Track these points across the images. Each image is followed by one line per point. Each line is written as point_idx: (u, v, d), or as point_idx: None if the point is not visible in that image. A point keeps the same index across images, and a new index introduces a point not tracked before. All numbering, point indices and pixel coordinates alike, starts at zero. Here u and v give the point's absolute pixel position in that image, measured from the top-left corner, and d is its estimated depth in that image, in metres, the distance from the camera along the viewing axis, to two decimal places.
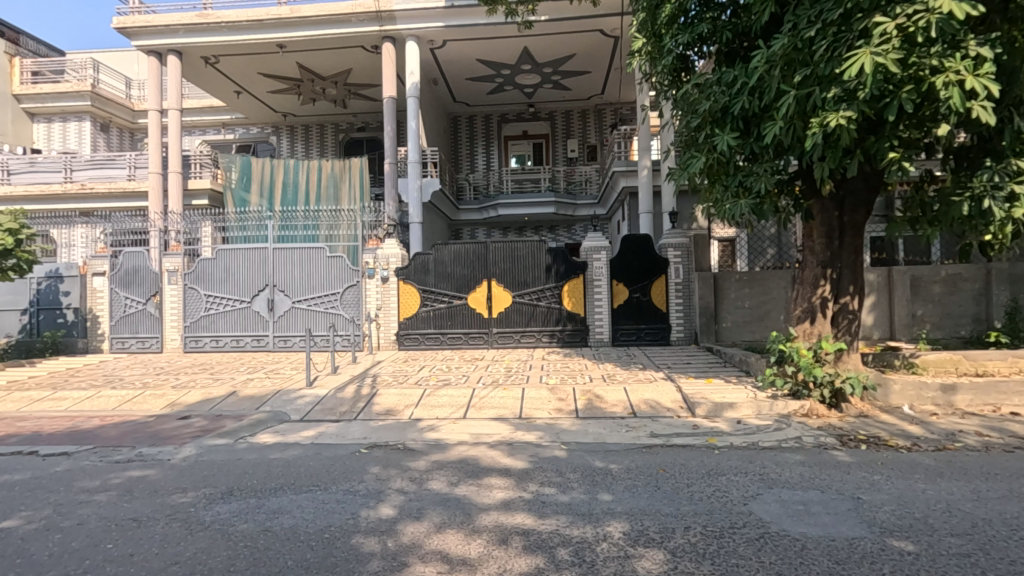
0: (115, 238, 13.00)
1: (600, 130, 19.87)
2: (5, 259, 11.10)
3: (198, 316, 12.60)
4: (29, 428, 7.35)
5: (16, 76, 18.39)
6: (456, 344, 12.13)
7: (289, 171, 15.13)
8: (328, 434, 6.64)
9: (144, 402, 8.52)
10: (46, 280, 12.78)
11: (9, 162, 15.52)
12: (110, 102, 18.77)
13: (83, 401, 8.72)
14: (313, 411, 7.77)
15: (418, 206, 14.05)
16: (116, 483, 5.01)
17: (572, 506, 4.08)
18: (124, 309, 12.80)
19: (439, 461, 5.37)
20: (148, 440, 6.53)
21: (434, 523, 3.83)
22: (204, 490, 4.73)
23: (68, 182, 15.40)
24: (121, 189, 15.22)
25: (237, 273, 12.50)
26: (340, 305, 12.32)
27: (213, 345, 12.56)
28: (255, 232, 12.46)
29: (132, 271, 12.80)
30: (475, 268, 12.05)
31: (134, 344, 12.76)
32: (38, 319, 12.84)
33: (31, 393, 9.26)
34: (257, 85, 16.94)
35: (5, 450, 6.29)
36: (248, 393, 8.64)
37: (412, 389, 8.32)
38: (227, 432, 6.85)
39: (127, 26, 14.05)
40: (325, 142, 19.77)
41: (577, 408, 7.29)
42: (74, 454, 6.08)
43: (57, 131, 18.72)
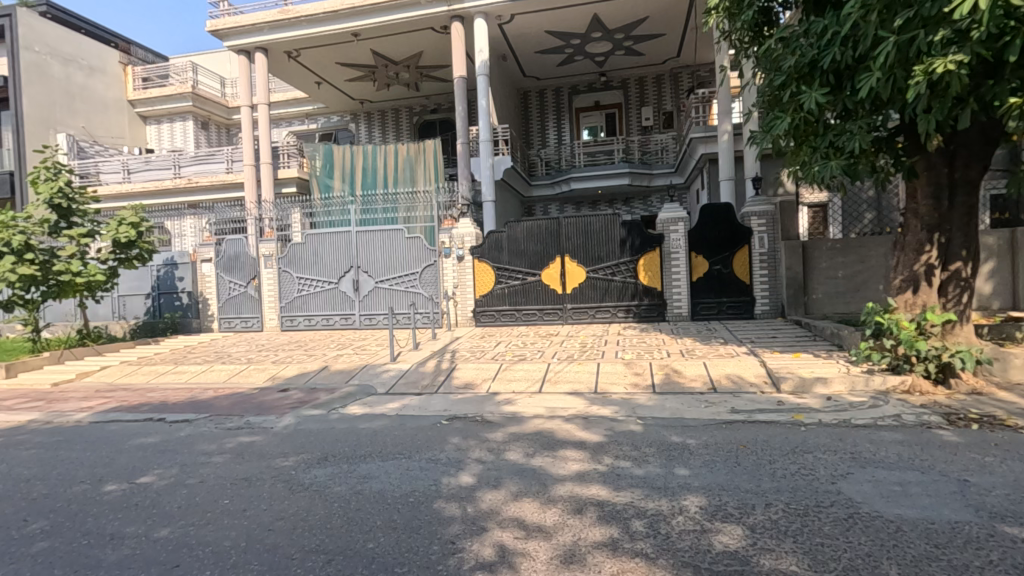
0: (218, 227, 14.22)
1: (676, 95, 18.99)
2: (130, 249, 12.46)
3: (293, 297, 13.56)
4: (156, 399, 8.30)
5: (130, 83, 20.52)
6: (531, 320, 12.24)
7: (368, 156, 15.72)
8: (411, 406, 7.00)
9: (249, 376, 9.38)
10: (164, 267, 14.29)
11: (129, 162, 17.26)
12: (209, 101, 20.25)
13: (199, 375, 9.73)
14: (397, 384, 8.21)
15: (490, 183, 14.17)
16: (229, 447, 5.59)
17: (648, 479, 4.07)
18: (229, 292, 14.01)
19: (516, 433, 5.52)
20: (253, 410, 7.20)
21: (511, 491, 3.98)
22: (303, 455, 5.18)
23: (178, 178, 16.93)
24: (221, 182, 16.53)
25: (326, 257, 13.30)
26: (419, 284, 12.82)
27: (306, 324, 13.49)
28: (340, 216, 13.15)
29: (233, 257, 13.95)
30: (548, 244, 12.05)
31: (239, 323, 13.96)
32: (159, 303, 14.39)
33: (157, 368, 10.45)
34: (335, 74, 17.62)
35: (140, 417, 7.18)
36: (338, 368, 9.26)
37: (488, 364, 8.56)
38: (320, 403, 7.40)
39: (219, 28, 15.06)
40: (401, 126, 20.38)
41: (654, 383, 7.20)
42: (194, 421, 6.84)
43: (166, 130, 20.46)
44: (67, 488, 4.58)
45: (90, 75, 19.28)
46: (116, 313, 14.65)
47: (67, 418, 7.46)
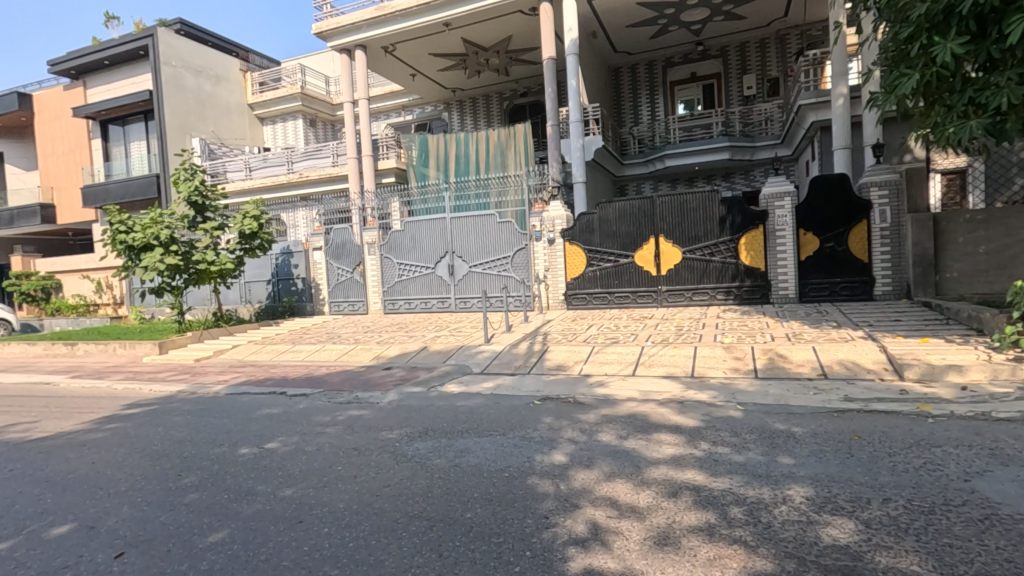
0: (327, 218, 15.33)
1: (783, 60, 17.53)
2: (253, 240, 13.81)
3: (394, 282, 14.34)
4: (278, 374, 9.22)
5: (249, 88, 22.54)
6: (624, 303, 12.02)
7: (460, 144, 16.11)
8: (505, 386, 7.20)
9: (356, 355, 10.12)
10: (282, 256, 15.68)
11: (250, 161, 19.01)
12: (315, 99, 21.81)
13: (314, 354, 10.65)
14: (491, 364, 8.48)
15: (581, 165, 13.99)
16: (341, 419, 6.10)
17: (748, 466, 3.91)
18: (338, 277, 15.09)
19: (609, 415, 5.50)
20: (361, 387, 7.78)
21: (604, 471, 3.99)
22: (405, 428, 5.53)
23: (291, 173, 18.39)
24: (328, 176, 17.75)
25: (423, 243, 13.91)
26: (511, 268, 13.05)
27: (406, 307, 14.22)
28: (435, 203, 13.69)
29: (340, 245, 14.99)
30: (641, 225, 11.74)
31: (346, 307, 15.01)
32: (278, 288, 15.82)
33: (278, 346, 11.57)
34: (429, 65, 18.16)
35: (266, 390, 8.03)
36: (436, 349, 9.72)
37: (580, 347, 8.57)
38: (420, 381, 7.83)
39: (323, 31, 16.05)
40: (491, 112, 20.65)
41: (756, 368, 6.84)
42: (310, 395, 7.52)
43: (280, 130, 22.29)
44: (210, 449, 5.26)
45: (216, 83, 21.40)
46: (243, 298, 16.32)
47: (207, 390, 8.50)
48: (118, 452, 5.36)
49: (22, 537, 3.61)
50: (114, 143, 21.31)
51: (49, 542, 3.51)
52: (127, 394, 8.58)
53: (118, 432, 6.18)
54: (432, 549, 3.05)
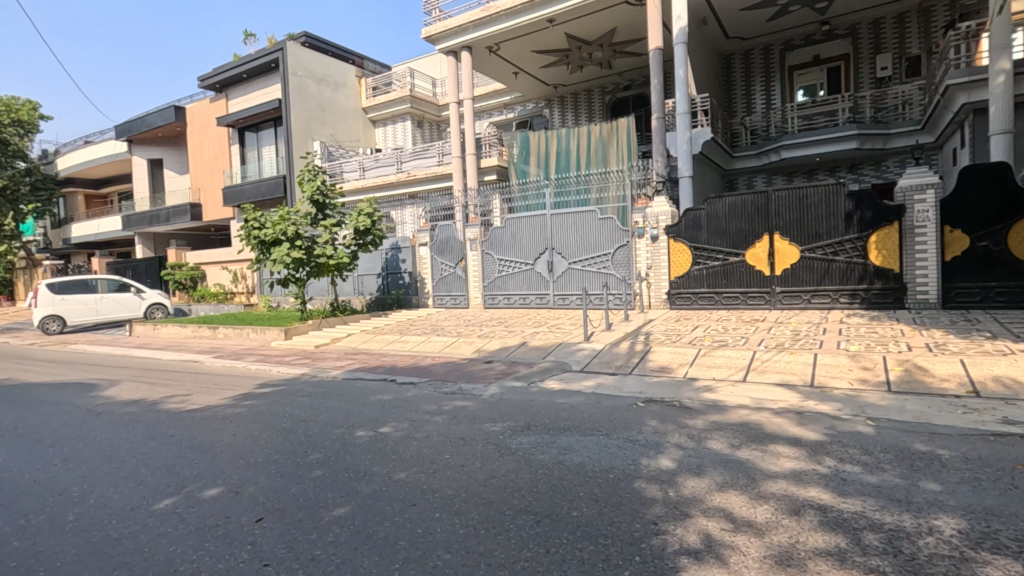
0: (432, 215, 15.99)
1: (927, 34, 15.57)
2: (367, 236, 14.76)
3: (494, 278, 14.66)
4: (388, 363, 9.79)
5: (363, 93, 24.07)
6: (733, 304, 11.37)
7: (561, 140, 16.06)
8: (607, 385, 7.11)
9: (459, 347, 10.49)
10: (391, 251, 16.61)
11: (364, 162, 20.30)
12: (422, 101, 22.79)
13: (420, 344, 11.19)
14: (591, 363, 8.40)
15: (688, 158, 13.41)
16: (447, 409, 6.35)
17: (884, 489, 3.54)
18: (441, 272, 15.70)
19: (719, 422, 5.24)
20: (465, 378, 8.06)
21: (715, 481, 3.81)
22: (508, 422, 5.64)
23: (400, 172, 19.37)
24: (434, 174, 18.49)
25: (523, 239, 14.07)
26: (612, 265, 12.86)
27: (506, 302, 14.48)
28: (535, 199, 13.88)
29: (445, 241, 15.57)
30: (754, 221, 11.05)
31: (449, 300, 15.57)
32: (387, 281, 16.76)
33: (388, 336, 12.30)
34: (532, 62, 18.29)
35: (378, 377, 8.57)
36: (535, 344, 9.82)
37: (685, 348, 8.25)
38: (521, 376, 7.95)
39: (432, 34, 16.74)
40: (593, 107, 20.40)
41: (889, 380, 6.18)
42: (417, 384, 7.92)
43: (390, 132, 23.60)
44: (332, 429, 5.70)
45: (335, 90, 23.09)
46: (356, 290, 17.44)
47: (326, 374, 9.23)
48: (255, 426, 5.98)
49: (182, 495, 4.14)
50: (249, 148, 23.71)
51: (203, 502, 4.00)
52: (260, 375, 9.53)
53: (254, 408, 6.89)
54: (539, 544, 3.08)
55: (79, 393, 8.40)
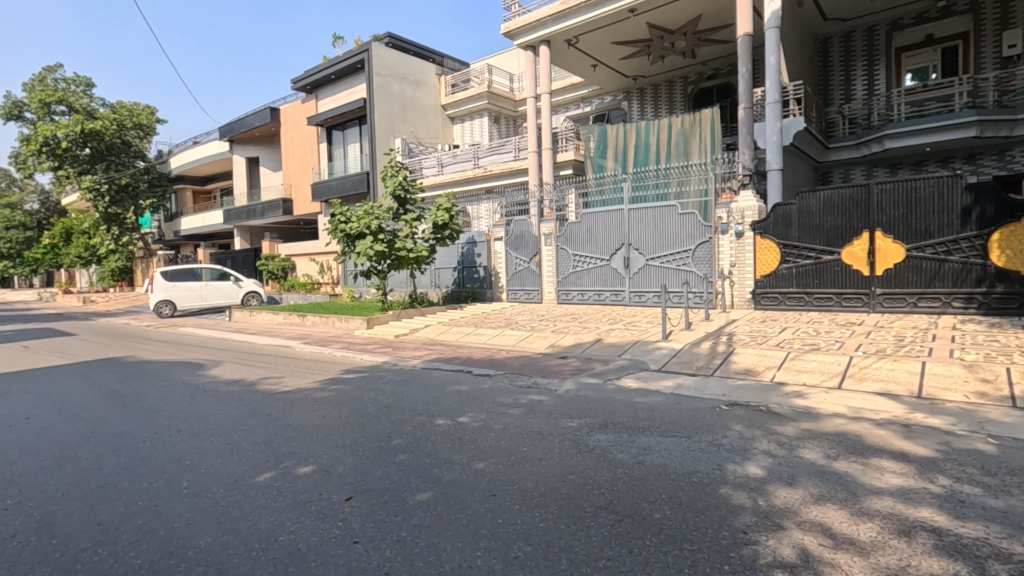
0: (507, 210, 16.11)
1: None
2: (444, 230, 15.13)
3: (568, 273, 14.57)
4: (464, 354, 10.00)
5: (443, 90, 24.62)
6: (825, 306, 10.62)
7: (641, 133, 15.64)
8: (687, 386, 6.88)
9: (533, 342, 10.54)
10: (467, 245, 16.92)
11: (442, 158, 20.78)
12: (500, 97, 22.95)
13: (495, 337, 11.37)
14: (669, 362, 8.15)
15: (777, 150, 12.63)
16: (522, 402, 6.40)
17: (1011, 516, 3.17)
18: (516, 267, 15.80)
19: (812, 430, 4.92)
20: (540, 373, 8.09)
21: (810, 493, 3.58)
22: (586, 419, 5.59)
23: (476, 168, 19.66)
24: (509, 169, 18.62)
25: (599, 235, 13.88)
26: (692, 262, 12.40)
27: (580, 298, 14.36)
28: (612, 194, 13.71)
29: (519, 235, 15.65)
30: (852, 217, 10.25)
31: (523, 295, 15.66)
32: (462, 275, 17.10)
33: (463, 328, 12.58)
34: (611, 54, 17.94)
35: (455, 368, 8.78)
36: (611, 342, 9.68)
37: (772, 351, 7.82)
38: (596, 373, 7.87)
39: (511, 30, 16.83)
40: (675, 98, 19.72)
41: (1013, 395, 5.53)
42: (493, 376, 8.04)
43: (468, 128, 24.01)
44: (413, 417, 5.90)
45: (416, 88, 23.78)
46: (433, 283, 17.91)
47: (405, 363, 9.57)
48: (342, 410, 6.31)
49: (279, 470, 4.44)
50: (336, 146, 24.96)
51: (298, 478, 4.27)
52: (345, 361, 10.04)
53: (340, 393, 7.27)
54: (621, 544, 3.03)
55: (188, 371, 9.22)
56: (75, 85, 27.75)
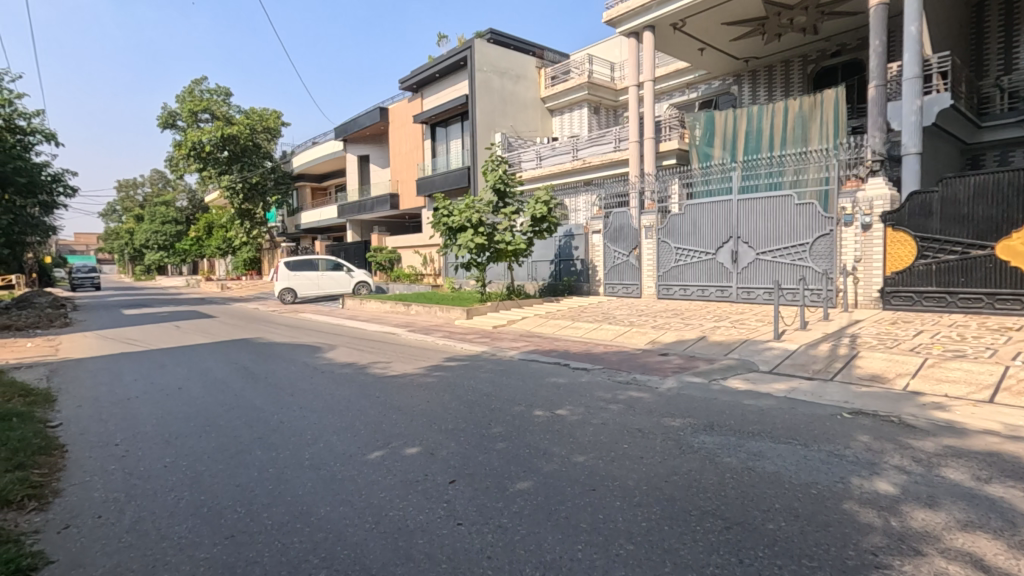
0: (607, 202, 15.81)
1: None
2: (542, 223, 15.18)
3: (670, 267, 14.04)
4: (561, 347, 10.00)
5: (542, 83, 24.66)
6: (972, 308, 9.34)
7: (752, 119, 14.68)
8: (802, 391, 6.37)
9: (632, 337, 10.31)
10: (565, 238, 16.84)
11: (542, 151, 20.82)
12: (600, 87, 22.48)
13: (592, 331, 11.27)
14: (782, 364, 7.60)
15: (916, 132, 11.26)
16: (622, 398, 6.27)
17: None
18: (614, 260, 15.50)
19: (956, 448, 4.35)
20: (639, 369, 7.88)
21: (955, 518, 3.17)
22: (689, 419, 5.37)
23: (575, 160, 19.48)
24: (609, 160, 18.25)
25: (705, 227, 13.23)
26: (810, 256, 11.47)
27: (682, 293, 13.79)
28: (719, 184, 12.96)
29: (619, 228, 15.31)
30: (1010, 205, 8.91)
31: (621, 289, 15.33)
32: (559, 268, 17.07)
33: (560, 321, 12.56)
34: (721, 36, 16.93)
35: (552, 360, 8.81)
36: (716, 340, 9.22)
37: (905, 356, 7.02)
38: (700, 372, 7.52)
39: (613, 18, 16.46)
40: (792, 79, 18.22)
41: None
42: (591, 370, 7.96)
43: (567, 120, 23.89)
44: (512, 406, 6.00)
45: (516, 82, 24.00)
46: (530, 275, 18.07)
47: (504, 354, 9.75)
48: (444, 396, 6.57)
49: (388, 450, 4.72)
50: (439, 142, 25.91)
51: (406, 458, 4.50)
52: (446, 349, 10.44)
53: (443, 379, 7.58)
54: (731, 552, 2.88)
55: (308, 353, 10.07)
56: (217, 95, 31.18)
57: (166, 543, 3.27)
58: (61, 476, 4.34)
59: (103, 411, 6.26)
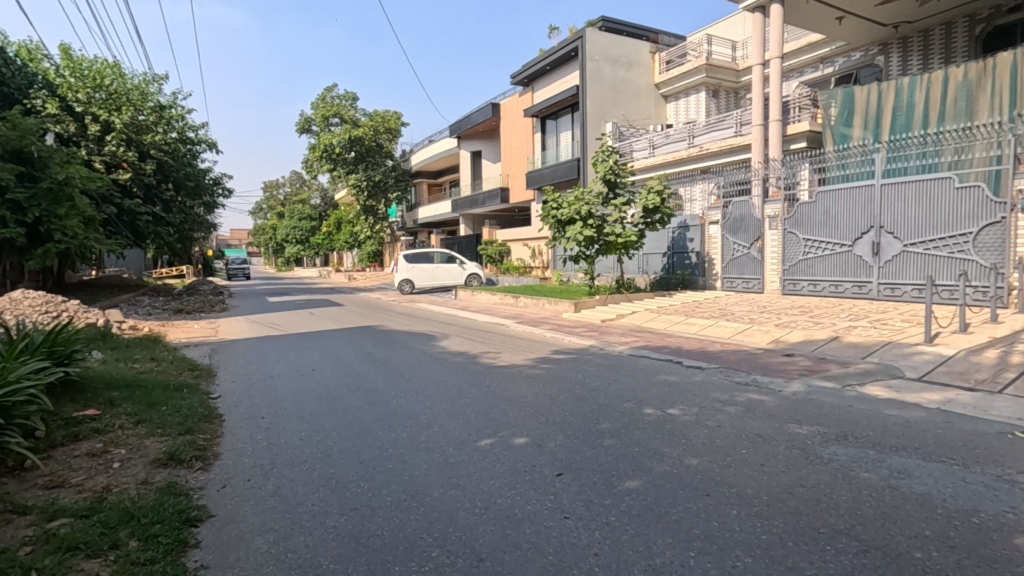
0: (725, 191, 14.86)
1: None
2: (654, 214, 14.64)
3: (797, 261, 12.91)
4: (674, 344, 9.61)
5: (657, 68, 23.77)
6: None
7: (902, 93, 13.09)
8: (960, 403, 5.55)
9: (752, 335, 9.64)
10: (679, 230, 16.12)
11: (655, 139, 20.06)
12: (720, 69, 21.06)
13: (707, 328, 10.70)
14: (934, 372, 6.67)
15: None
16: (740, 400, 5.88)
17: None
18: (733, 253, 14.57)
19: None
20: (760, 370, 7.35)
21: None
22: (818, 427, 4.91)
23: (691, 147, 18.53)
24: (729, 146, 17.13)
25: (840, 216, 11.99)
26: (974, 248, 9.91)
27: (811, 289, 12.63)
28: (858, 168, 11.64)
29: (739, 218, 14.32)
30: None
31: (740, 284, 14.38)
32: (672, 261, 16.39)
33: (673, 317, 12.08)
34: (864, 1, 15.10)
35: (663, 357, 8.49)
36: (851, 341, 8.33)
37: None
38: (832, 376, 6.83)
39: None
40: (953, 43, 15.75)
41: None
42: (706, 369, 7.56)
43: (683, 106, 22.84)
44: (621, 403, 5.88)
45: (629, 69, 23.28)
46: (641, 269, 17.55)
47: (612, 349, 9.57)
48: (552, 389, 6.60)
49: (497, 438, 4.84)
50: (549, 135, 25.95)
51: (513, 448, 4.59)
52: (554, 342, 10.49)
53: (550, 372, 7.62)
54: None
55: (424, 341, 10.63)
56: (346, 100, 33.59)
57: (302, 508, 3.63)
58: (219, 441, 4.98)
59: (253, 387, 7.09)
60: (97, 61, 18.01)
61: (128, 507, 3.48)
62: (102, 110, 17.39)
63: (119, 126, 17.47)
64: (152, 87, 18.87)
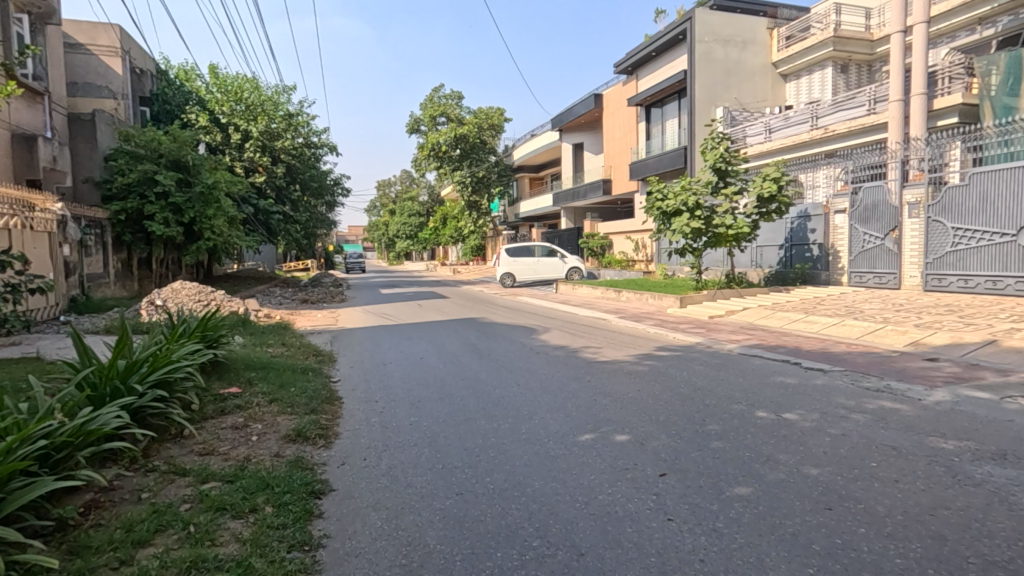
0: (855, 176, 13.43)
1: None
2: (771, 204, 13.57)
3: (944, 253, 11.38)
4: (791, 343, 8.92)
5: (775, 46, 22.12)
6: None
7: None
8: None
9: (886, 336, 8.69)
10: (798, 220, 14.87)
11: (772, 122, 18.62)
12: (851, 41, 18.97)
13: (831, 327, 9.81)
14: None
15: None
16: (870, 408, 5.32)
17: None
18: (863, 245, 13.17)
19: None
20: (895, 375, 6.60)
21: None
22: (969, 443, 4.30)
23: (814, 129, 16.97)
24: (861, 126, 15.50)
25: (1001, 201, 10.41)
26: None
27: (959, 285, 11.11)
28: None
29: (871, 206, 12.92)
30: None
31: (871, 279, 12.97)
32: (791, 254, 15.17)
33: (790, 314, 11.21)
34: None
35: (779, 357, 7.92)
36: (1011, 346, 7.22)
37: None
38: (986, 385, 5.96)
39: None
40: None
41: None
42: (829, 372, 6.93)
43: (805, 84, 21.03)
44: (730, 404, 5.56)
45: (742, 49, 21.79)
46: (754, 262, 16.47)
47: (721, 346, 9.08)
48: (655, 386, 6.40)
49: (598, 435, 4.78)
50: (654, 124, 25.06)
51: (615, 445, 4.51)
52: (658, 338, 10.17)
53: (653, 369, 7.38)
54: None
55: (525, 334, 10.77)
56: (452, 99, 34.73)
57: (411, 489, 3.85)
58: (339, 422, 5.42)
59: (367, 373, 7.64)
60: (239, 76, 20.12)
61: (264, 476, 3.90)
62: (242, 121, 19.47)
63: (255, 134, 19.49)
64: (283, 97, 20.67)
